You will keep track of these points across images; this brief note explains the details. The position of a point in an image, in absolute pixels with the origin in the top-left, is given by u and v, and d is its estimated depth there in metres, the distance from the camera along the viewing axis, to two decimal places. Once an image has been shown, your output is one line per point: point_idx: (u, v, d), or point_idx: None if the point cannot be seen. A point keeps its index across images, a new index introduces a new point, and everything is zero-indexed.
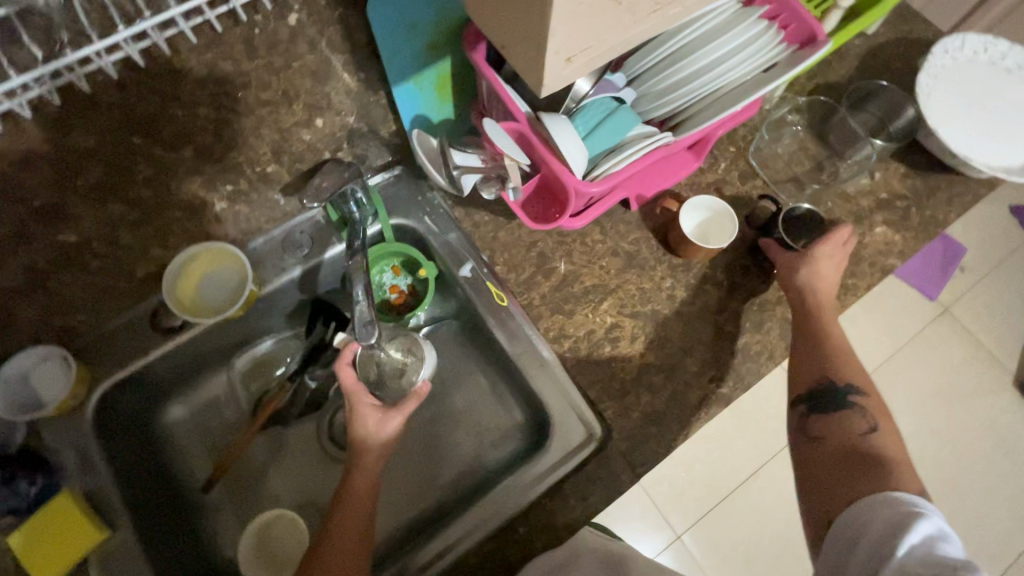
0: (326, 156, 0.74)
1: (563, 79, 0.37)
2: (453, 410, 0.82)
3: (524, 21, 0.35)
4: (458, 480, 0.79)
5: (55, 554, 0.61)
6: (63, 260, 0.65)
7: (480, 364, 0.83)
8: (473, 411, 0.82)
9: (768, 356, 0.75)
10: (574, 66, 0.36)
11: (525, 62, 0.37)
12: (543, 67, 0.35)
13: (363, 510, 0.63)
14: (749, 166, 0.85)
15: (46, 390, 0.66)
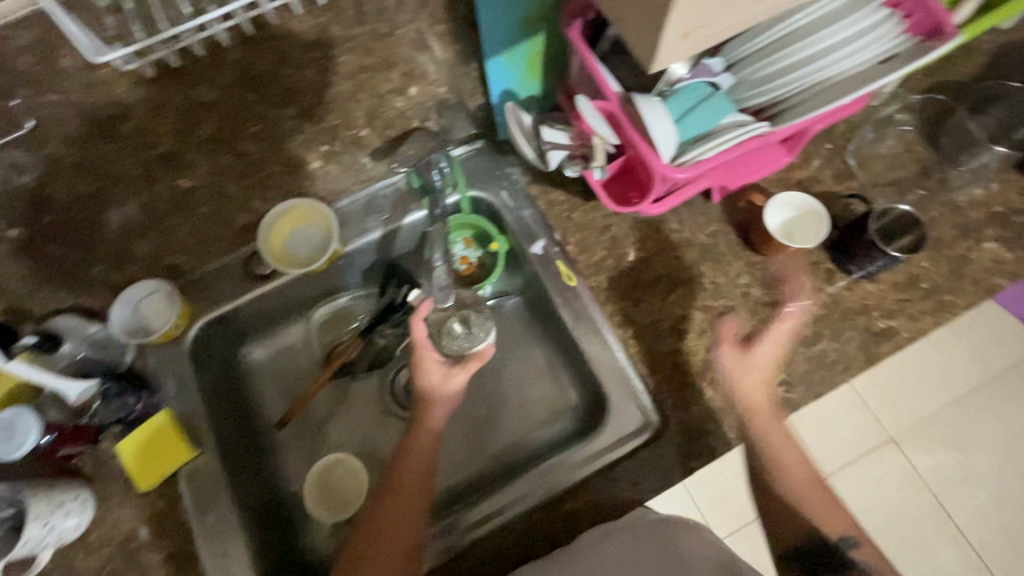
0: (415, 125, 0.79)
1: (675, 55, 0.36)
2: (510, 384, 0.84)
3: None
4: (509, 451, 0.81)
5: (155, 464, 0.69)
6: (185, 198, 0.75)
7: (540, 343, 0.85)
8: (528, 387, 0.84)
9: (845, 367, 0.71)
10: (689, 42, 0.35)
11: (639, 33, 0.36)
12: (660, 40, 0.35)
13: (424, 462, 0.68)
14: (846, 166, 0.80)
15: (156, 318, 0.72)
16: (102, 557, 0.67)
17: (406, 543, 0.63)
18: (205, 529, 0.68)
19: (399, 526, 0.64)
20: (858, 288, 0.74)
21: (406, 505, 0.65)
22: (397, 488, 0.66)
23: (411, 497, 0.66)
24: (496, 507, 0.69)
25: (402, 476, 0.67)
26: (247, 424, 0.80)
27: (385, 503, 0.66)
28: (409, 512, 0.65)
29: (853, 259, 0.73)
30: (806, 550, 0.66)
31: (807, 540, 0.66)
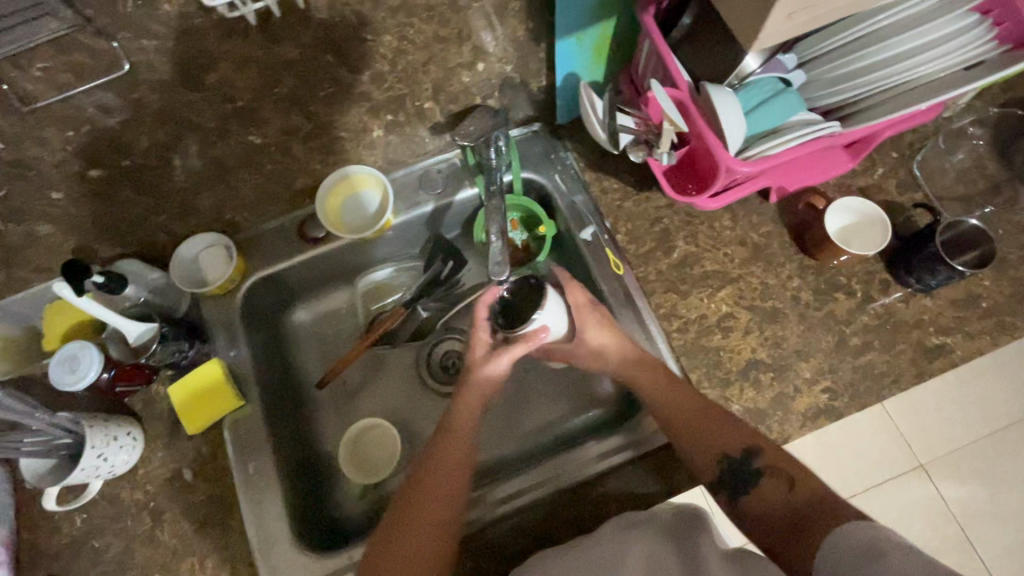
0: (478, 101, 0.76)
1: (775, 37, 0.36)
2: (544, 371, 0.84)
3: None
4: (536, 434, 0.82)
5: (203, 410, 0.71)
6: (241, 159, 0.68)
7: None
8: (558, 376, 0.84)
9: (894, 380, 0.70)
10: (791, 24, 0.35)
11: (743, 15, 0.36)
12: (764, 20, 0.34)
13: (465, 440, 0.68)
14: (912, 176, 0.78)
15: (213, 269, 0.75)
16: (148, 492, 0.70)
17: (445, 513, 0.63)
18: (244, 479, 0.69)
19: (440, 497, 0.64)
20: (914, 301, 0.72)
21: (446, 477, 0.65)
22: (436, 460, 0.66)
23: (450, 469, 0.66)
24: (520, 488, 0.69)
25: (440, 450, 0.67)
26: (288, 382, 0.82)
27: (425, 474, 0.66)
28: (451, 486, 0.65)
29: (912, 271, 0.71)
30: (721, 474, 0.64)
31: (721, 464, 0.64)
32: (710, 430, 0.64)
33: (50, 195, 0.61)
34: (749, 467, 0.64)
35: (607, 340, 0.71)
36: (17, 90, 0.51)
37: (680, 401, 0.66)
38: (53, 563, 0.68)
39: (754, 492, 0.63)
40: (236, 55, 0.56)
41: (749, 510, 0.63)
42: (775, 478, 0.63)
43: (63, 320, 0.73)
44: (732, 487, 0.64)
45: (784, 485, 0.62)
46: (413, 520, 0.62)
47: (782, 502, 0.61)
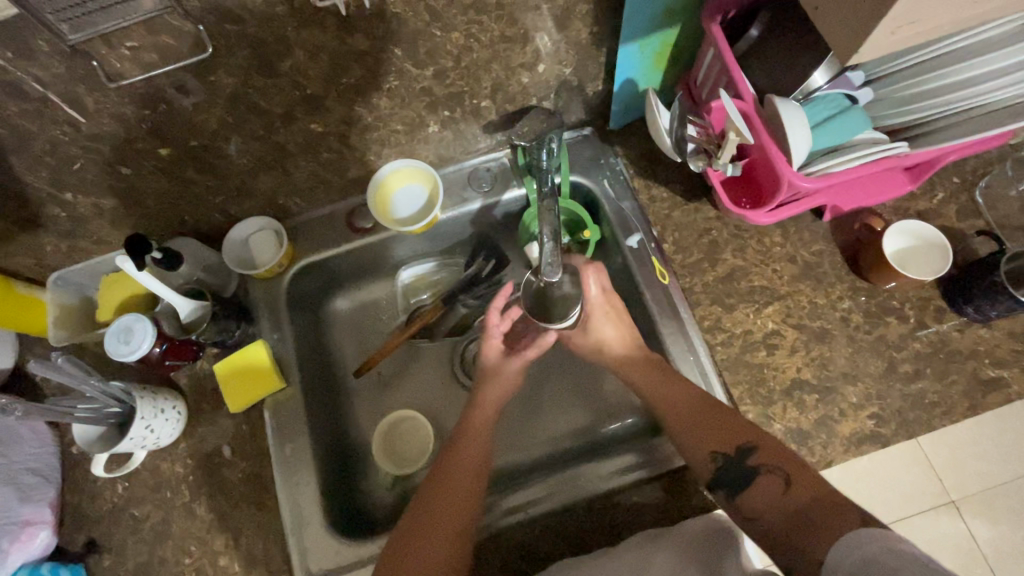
0: (533, 103, 0.76)
1: (875, 48, 0.36)
2: (561, 380, 0.84)
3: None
4: (542, 447, 0.81)
5: (246, 390, 0.73)
6: (304, 146, 0.69)
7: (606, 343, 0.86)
8: (568, 391, 0.84)
9: (945, 410, 0.68)
10: (896, 37, 0.35)
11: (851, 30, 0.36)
12: (871, 31, 0.34)
13: (480, 447, 0.69)
14: (972, 203, 0.76)
15: (263, 253, 0.77)
16: (188, 465, 0.71)
17: (462, 515, 0.63)
18: (281, 459, 0.70)
19: (458, 498, 0.64)
20: (970, 331, 0.71)
21: (463, 479, 0.66)
22: (453, 462, 0.67)
23: (466, 472, 0.66)
24: (534, 496, 0.68)
25: (457, 454, 0.68)
26: (325, 369, 0.82)
27: (443, 475, 0.66)
28: (468, 491, 0.65)
29: (970, 300, 0.70)
30: (717, 472, 0.62)
31: (716, 461, 0.62)
32: (706, 424, 0.64)
33: (120, 170, 0.63)
34: (743, 464, 0.61)
35: (614, 336, 0.75)
36: (106, 68, 0.52)
37: (670, 390, 0.68)
38: (94, 529, 0.70)
39: (748, 492, 0.59)
40: (311, 43, 0.57)
41: (748, 508, 0.59)
42: (772, 474, 0.59)
43: (117, 293, 0.75)
44: (726, 485, 0.61)
45: (780, 484, 0.58)
46: (434, 521, 0.62)
47: (774, 501, 0.57)
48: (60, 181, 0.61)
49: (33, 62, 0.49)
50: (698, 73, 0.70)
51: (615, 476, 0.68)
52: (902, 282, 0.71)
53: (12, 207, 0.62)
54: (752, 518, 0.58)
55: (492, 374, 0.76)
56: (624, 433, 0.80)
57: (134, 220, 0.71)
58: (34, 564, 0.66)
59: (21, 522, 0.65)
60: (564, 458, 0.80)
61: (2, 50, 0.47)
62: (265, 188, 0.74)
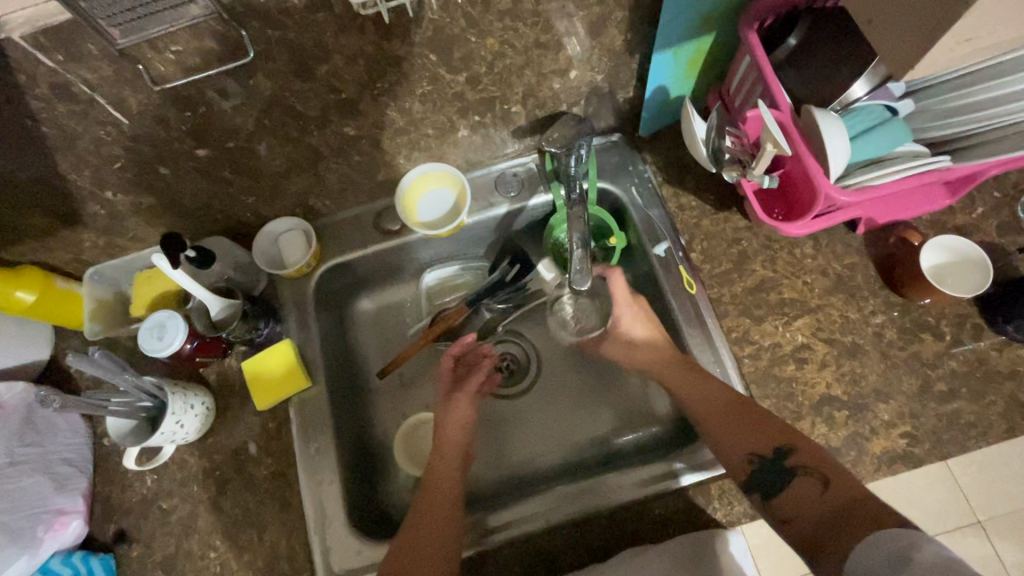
0: (564, 109, 0.76)
1: (932, 63, 0.35)
2: (569, 392, 0.84)
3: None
4: (536, 461, 0.80)
5: (274, 387, 0.73)
6: (336, 149, 0.70)
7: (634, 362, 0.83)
8: (576, 404, 0.83)
9: (981, 431, 0.66)
10: (958, 51, 0.34)
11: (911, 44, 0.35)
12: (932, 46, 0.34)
13: (451, 477, 0.69)
14: (1014, 218, 0.74)
15: (291, 253, 0.77)
16: (215, 460, 0.73)
17: (442, 540, 0.62)
18: (306, 457, 0.71)
19: (439, 523, 0.64)
20: (1009, 351, 0.69)
21: (443, 505, 0.66)
22: (431, 489, 0.68)
23: (445, 498, 0.67)
24: (527, 514, 0.68)
25: (433, 481, 0.69)
26: (349, 369, 0.83)
27: (424, 500, 0.67)
28: (447, 516, 0.65)
29: (1011, 318, 0.68)
30: (752, 474, 0.61)
31: (752, 463, 0.61)
32: (729, 428, 0.64)
33: (158, 170, 0.64)
34: (781, 465, 0.60)
35: (643, 335, 0.76)
36: (150, 70, 0.53)
37: (692, 394, 0.68)
38: (123, 519, 0.71)
39: (787, 492, 0.59)
40: (349, 49, 0.57)
41: (783, 511, 0.58)
42: (810, 478, 0.59)
43: (149, 289, 0.76)
44: (763, 489, 0.60)
45: (818, 487, 0.58)
46: (419, 530, 0.63)
47: (814, 503, 0.57)
48: (102, 179, 0.63)
49: (83, 64, 0.50)
50: (732, 82, 0.69)
51: (637, 487, 0.67)
52: (938, 298, 0.69)
53: (55, 203, 0.64)
54: (779, 519, 0.58)
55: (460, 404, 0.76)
56: (632, 447, 0.79)
57: (170, 218, 0.72)
58: (66, 552, 0.68)
59: (54, 511, 0.67)
60: (565, 472, 0.79)
61: (54, 53, 0.49)
62: (296, 189, 0.75)
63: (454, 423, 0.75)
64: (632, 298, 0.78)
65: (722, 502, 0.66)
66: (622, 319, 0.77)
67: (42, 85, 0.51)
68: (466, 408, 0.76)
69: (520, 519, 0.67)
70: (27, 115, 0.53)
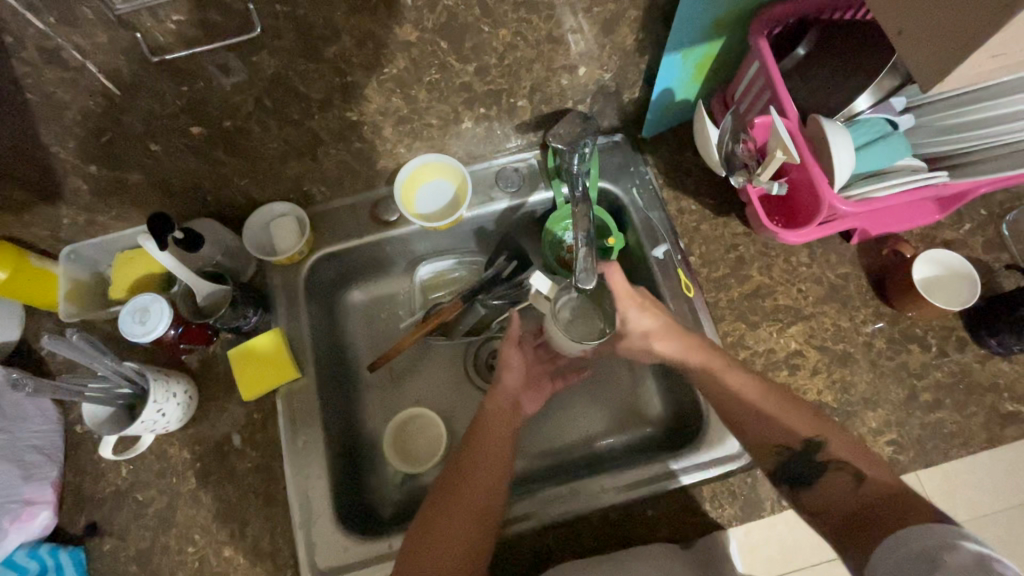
0: (570, 106, 0.75)
1: (963, 76, 0.36)
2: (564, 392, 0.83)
3: (958, 7, 0.34)
4: (527, 461, 0.79)
5: (260, 378, 0.71)
6: (337, 134, 0.68)
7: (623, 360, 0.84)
8: (569, 404, 0.83)
9: (962, 441, 0.68)
10: (991, 64, 0.35)
11: (940, 57, 0.36)
12: (962, 62, 0.34)
13: (498, 469, 0.65)
14: (998, 236, 0.76)
15: (282, 241, 0.74)
16: (196, 451, 0.70)
17: (466, 536, 0.60)
18: (293, 451, 0.69)
19: (469, 512, 0.61)
20: (991, 364, 0.71)
21: (471, 504, 0.62)
22: (461, 485, 0.63)
23: (481, 493, 0.63)
24: (531, 509, 0.67)
25: (464, 478, 0.64)
26: (339, 362, 0.81)
27: (450, 498, 0.62)
28: (478, 507, 0.62)
29: (995, 332, 0.70)
30: (784, 463, 0.63)
31: (777, 455, 0.63)
32: (742, 414, 0.64)
33: (149, 146, 0.61)
34: (805, 464, 0.62)
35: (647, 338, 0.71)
36: (147, 40, 0.50)
37: (721, 393, 0.65)
38: (95, 511, 0.68)
39: (814, 486, 0.61)
40: (359, 30, 0.56)
41: (813, 504, 0.61)
42: (840, 471, 0.60)
43: (130, 272, 0.73)
44: (795, 479, 0.62)
45: (850, 479, 0.59)
46: (446, 515, 0.61)
47: (848, 497, 0.59)
48: (87, 153, 0.59)
49: (76, 29, 0.47)
50: (739, 87, 0.70)
51: (635, 486, 0.67)
52: (925, 310, 0.71)
53: (34, 176, 0.60)
54: None
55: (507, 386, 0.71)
56: (627, 448, 0.79)
57: (155, 197, 0.69)
58: (33, 544, 0.64)
59: (22, 501, 0.64)
60: (558, 472, 0.78)
61: (45, 15, 0.46)
62: (291, 174, 0.72)
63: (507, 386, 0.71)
64: (631, 291, 0.70)
65: (715, 505, 0.66)
66: (628, 318, 0.70)
67: (30, 49, 0.48)
68: (512, 382, 0.72)
69: (534, 513, 0.67)
70: (9, 80, 0.49)
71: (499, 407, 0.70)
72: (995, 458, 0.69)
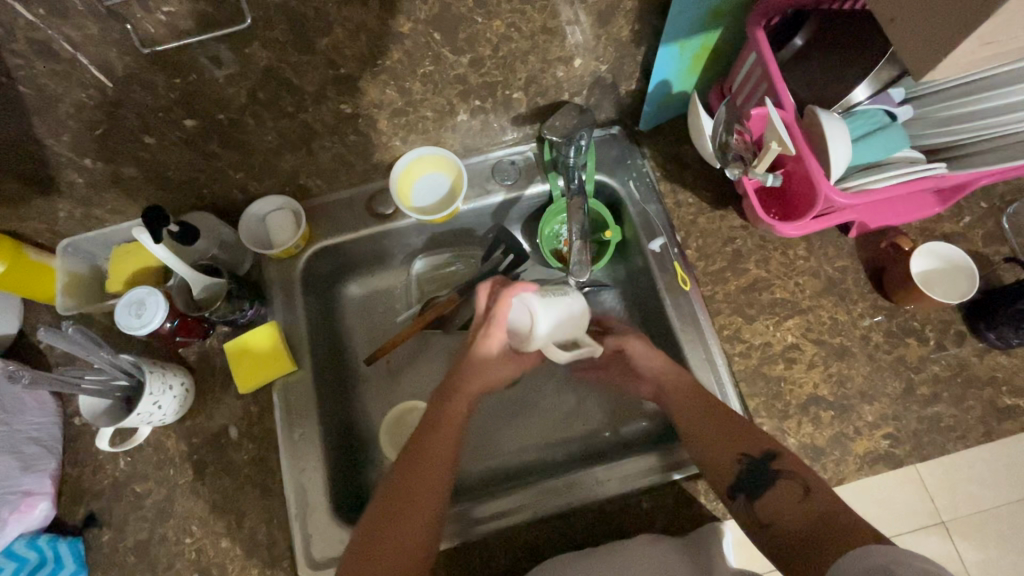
0: (566, 98, 0.75)
1: (956, 64, 0.35)
2: (553, 383, 0.84)
3: None
4: (523, 454, 0.79)
5: (257, 371, 0.71)
6: (332, 127, 0.68)
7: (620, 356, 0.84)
8: (562, 397, 0.83)
9: (958, 435, 0.68)
10: (984, 51, 0.34)
11: (934, 45, 0.35)
12: (953, 50, 0.34)
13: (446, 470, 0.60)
14: (999, 229, 0.76)
15: (279, 234, 0.75)
16: (193, 444, 0.70)
17: (414, 538, 0.56)
18: (289, 443, 0.69)
19: (419, 514, 0.57)
20: (989, 357, 0.71)
21: (419, 509, 0.58)
22: (411, 484, 0.59)
23: (435, 491, 0.59)
24: (511, 506, 0.67)
25: (414, 486, 0.59)
26: (335, 355, 0.81)
27: (398, 499, 0.58)
28: (429, 508, 0.58)
29: (993, 326, 0.69)
30: (740, 473, 0.60)
31: (739, 464, 0.60)
32: (709, 411, 0.64)
33: (143, 139, 0.61)
34: (766, 469, 0.59)
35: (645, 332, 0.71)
36: (139, 32, 0.50)
37: (681, 399, 0.66)
38: (94, 502, 0.68)
39: (766, 495, 0.58)
40: (351, 22, 0.55)
41: (765, 512, 0.57)
42: (791, 481, 0.58)
43: (127, 264, 0.73)
44: (747, 488, 0.59)
45: (799, 491, 0.57)
46: (396, 519, 0.57)
47: (796, 510, 0.55)
48: (81, 146, 0.59)
49: (67, 21, 0.47)
50: (736, 78, 0.69)
51: (626, 481, 0.68)
52: (923, 304, 0.71)
53: (29, 169, 0.60)
54: (768, 523, 0.56)
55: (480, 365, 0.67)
56: (620, 442, 0.79)
57: (152, 189, 0.69)
58: (32, 535, 0.65)
59: (21, 492, 0.64)
60: (544, 467, 0.78)
61: (35, 6, 0.46)
62: (287, 166, 0.72)
63: (477, 377, 0.66)
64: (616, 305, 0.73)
65: (709, 498, 0.66)
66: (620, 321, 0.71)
67: (20, 41, 0.48)
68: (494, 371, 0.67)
69: (511, 508, 0.67)
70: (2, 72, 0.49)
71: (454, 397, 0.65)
72: (994, 452, 0.69)
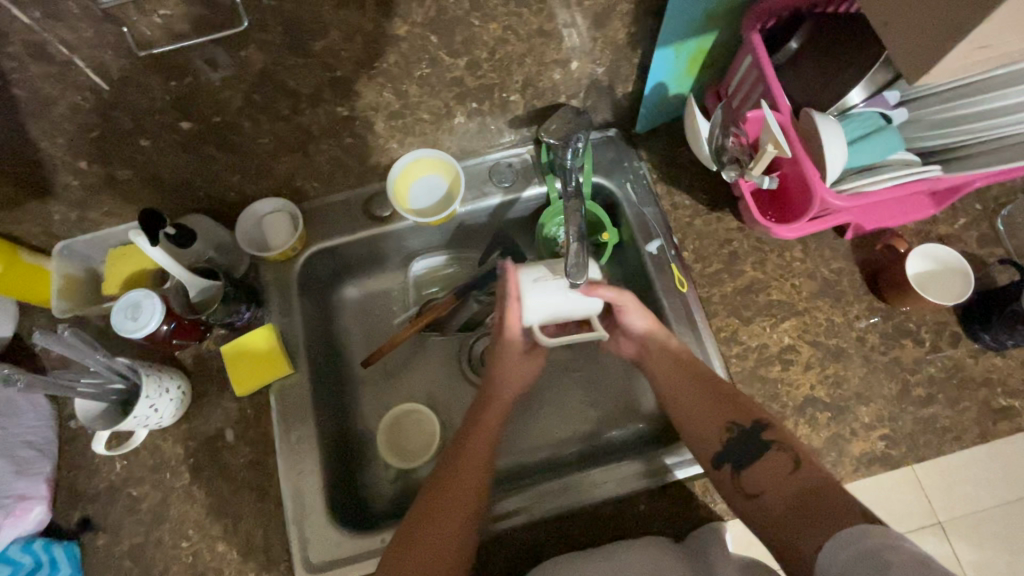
0: (562, 101, 0.75)
1: (949, 69, 0.36)
2: (550, 384, 0.83)
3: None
4: (524, 455, 0.79)
5: (253, 374, 0.71)
6: (328, 129, 0.68)
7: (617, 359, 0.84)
8: (560, 400, 0.83)
9: (954, 436, 0.68)
10: (977, 55, 0.34)
11: (925, 48, 0.36)
12: (946, 54, 0.34)
13: (481, 470, 0.64)
14: (993, 231, 0.76)
15: (276, 237, 0.75)
16: (190, 447, 0.70)
17: (450, 537, 0.59)
18: (286, 446, 0.69)
19: (454, 515, 0.60)
20: (984, 359, 0.71)
21: (455, 508, 0.61)
22: (448, 486, 0.63)
23: (470, 493, 0.62)
24: (525, 504, 0.67)
25: (449, 488, 0.62)
26: (332, 358, 0.81)
27: (436, 501, 0.62)
28: (465, 508, 0.61)
29: (988, 327, 0.70)
30: (728, 442, 0.62)
31: (730, 431, 0.62)
32: (703, 405, 0.65)
33: (139, 142, 0.61)
34: (757, 439, 0.61)
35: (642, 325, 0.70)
36: (134, 35, 0.50)
37: (684, 397, 0.66)
38: (89, 506, 0.68)
39: (755, 464, 0.59)
40: (347, 24, 0.55)
41: (752, 485, 0.59)
42: (782, 453, 0.59)
43: (122, 268, 0.73)
44: (733, 459, 0.61)
45: (789, 464, 0.58)
46: (434, 517, 0.60)
47: (783, 483, 0.57)
48: (77, 148, 0.59)
49: (62, 24, 0.47)
50: (732, 82, 0.69)
51: (621, 484, 0.67)
52: (918, 305, 0.71)
53: (24, 172, 0.60)
54: (756, 496, 0.58)
55: (506, 370, 0.73)
56: (617, 444, 0.79)
57: (147, 192, 0.69)
58: (26, 539, 0.65)
59: (15, 497, 0.64)
60: (545, 469, 0.78)
61: (31, 9, 0.46)
62: (284, 169, 0.72)
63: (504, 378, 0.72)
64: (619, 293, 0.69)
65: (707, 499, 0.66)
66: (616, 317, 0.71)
67: (15, 44, 0.47)
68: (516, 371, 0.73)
69: (527, 506, 0.67)
70: None
71: (489, 408, 0.70)
72: (989, 454, 0.69)
